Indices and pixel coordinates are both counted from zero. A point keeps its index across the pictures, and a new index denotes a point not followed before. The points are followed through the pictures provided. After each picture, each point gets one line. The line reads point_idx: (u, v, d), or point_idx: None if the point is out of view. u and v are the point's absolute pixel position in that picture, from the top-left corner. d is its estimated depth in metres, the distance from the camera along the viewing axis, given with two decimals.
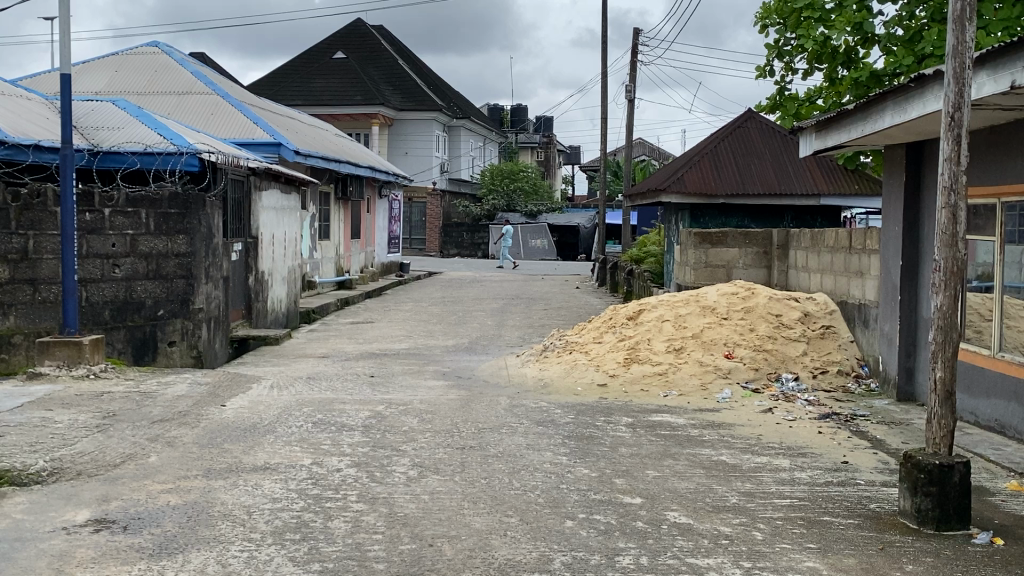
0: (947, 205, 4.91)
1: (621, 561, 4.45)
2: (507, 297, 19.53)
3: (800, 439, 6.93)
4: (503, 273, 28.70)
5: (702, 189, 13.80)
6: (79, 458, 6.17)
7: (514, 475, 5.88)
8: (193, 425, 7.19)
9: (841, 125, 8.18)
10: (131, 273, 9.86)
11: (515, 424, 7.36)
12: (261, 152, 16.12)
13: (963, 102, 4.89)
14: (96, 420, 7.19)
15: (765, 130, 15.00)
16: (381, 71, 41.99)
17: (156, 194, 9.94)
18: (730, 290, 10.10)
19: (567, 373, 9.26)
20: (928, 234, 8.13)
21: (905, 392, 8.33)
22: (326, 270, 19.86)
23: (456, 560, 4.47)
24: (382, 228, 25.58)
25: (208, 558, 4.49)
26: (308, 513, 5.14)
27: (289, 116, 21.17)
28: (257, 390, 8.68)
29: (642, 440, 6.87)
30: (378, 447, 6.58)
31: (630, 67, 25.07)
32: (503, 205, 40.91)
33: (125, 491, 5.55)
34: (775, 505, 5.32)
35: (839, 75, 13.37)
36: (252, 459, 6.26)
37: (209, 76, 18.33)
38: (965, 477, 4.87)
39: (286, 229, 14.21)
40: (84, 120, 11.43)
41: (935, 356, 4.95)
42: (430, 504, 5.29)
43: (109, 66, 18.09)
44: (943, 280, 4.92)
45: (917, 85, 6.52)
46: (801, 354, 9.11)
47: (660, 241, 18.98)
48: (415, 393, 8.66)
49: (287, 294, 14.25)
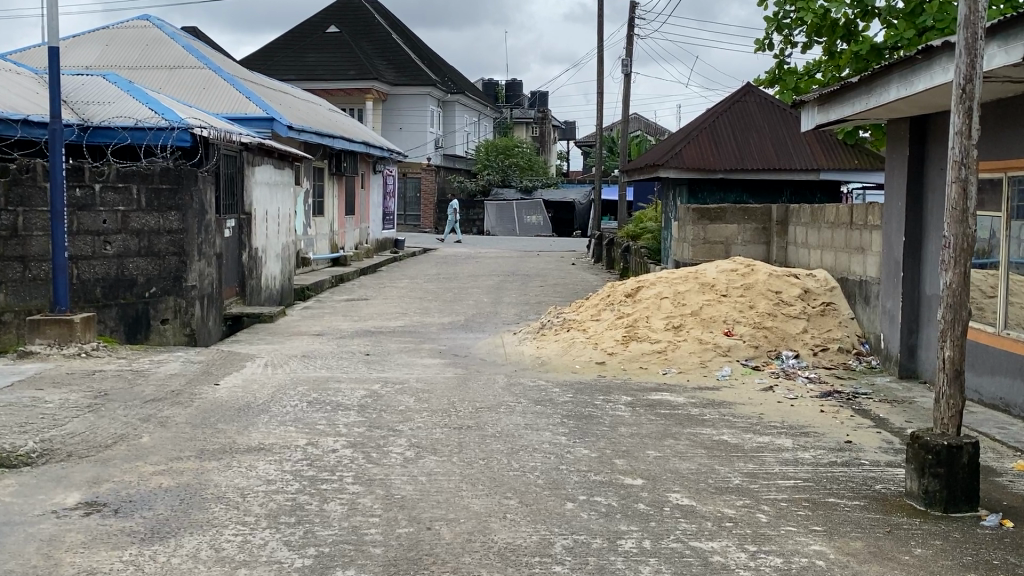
0: (958, 179, 4.80)
1: (623, 545, 4.35)
2: (503, 273, 19.39)
3: (803, 418, 6.84)
4: (499, 249, 28.54)
5: (700, 164, 13.65)
6: (69, 439, 6.05)
7: (514, 456, 5.77)
8: (186, 405, 7.08)
9: (845, 99, 8.04)
10: (123, 249, 9.74)
11: (513, 403, 7.25)
12: (253, 127, 15.85)
13: (975, 74, 4.76)
14: (87, 400, 7.07)
15: (765, 104, 14.80)
16: (375, 46, 41.70)
17: (148, 168, 9.79)
18: (729, 267, 9.97)
19: (564, 351, 9.15)
20: (931, 209, 8.02)
21: (907, 369, 8.24)
22: (321, 247, 19.71)
23: (454, 544, 4.36)
24: (377, 204, 25.50)
25: (202, 542, 4.39)
26: (303, 496, 5.03)
27: (283, 92, 20.95)
28: (250, 369, 8.58)
29: (642, 419, 6.77)
30: (374, 427, 6.47)
31: (626, 41, 24.89)
32: (498, 180, 40.70)
33: (116, 473, 5.43)
34: (779, 486, 5.23)
35: (838, 48, 13.30)
36: (246, 440, 6.14)
37: (201, 49, 18.11)
38: (974, 458, 4.77)
39: (279, 205, 14.03)
40: (74, 94, 11.22)
41: (944, 335, 4.84)
42: (428, 485, 5.19)
43: (100, 39, 17.87)
44: (953, 257, 4.81)
45: (924, 57, 6.36)
46: (801, 331, 9.01)
47: (657, 218, 18.73)
48: (411, 371, 8.56)
49: (281, 271, 14.10)
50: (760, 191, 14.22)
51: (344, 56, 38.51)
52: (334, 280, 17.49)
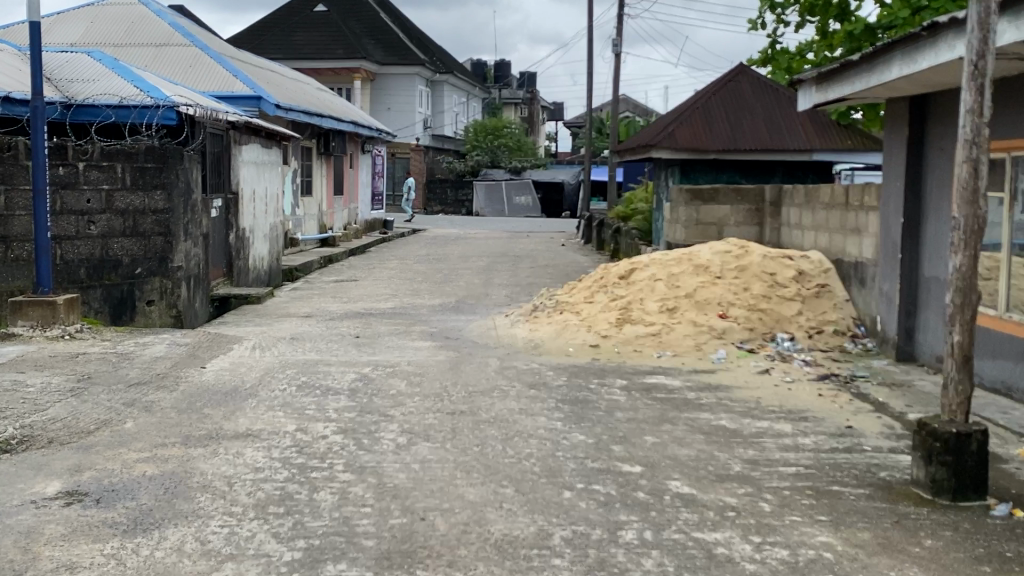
0: (968, 158, 4.65)
1: (624, 536, 4.21)
2: (494, 254, 19.20)
3: (802, 402, 6.71)
4: (489, 229, 28.31)
5: (694, 145, 13.48)
6: (51, 425, 5.89)
7: (508, 442, 5.63)
8: (172, 389, 6.91)
9: (845, 77, 7.87)
10: (107, 230, 9.55)
11: (506, 387, 7.11)
12: (240, 105, 15.57)
13: (987, 50, 4.61)
14: (70, 383, 6.90)
15: (757, 84, 14.58)
16: (363, 24, 41.38)
17: (132, 147, 9.57)
18: (724, 248, 9.80)
19: (558, 333, 9.02)
20: (931, 189, 7.88)
21: (904, 352, 8.11)
22: (309, 228, 19.46)
23: (449, 535, 4.22)
24: (366, 183, 25.27)
25: (186, 534, 4.23)
26: (292, 485, 4.88)
27: (272, 70, 20.66)
28: (238, 351, 8.40)
29: (639, 404, 6.63)
30: (365, 412, 6.31)
31: (617, 20, 24.67)
32: (487, 161, 40.38)
33: (99, 460, 5.27)
34: (781, 473, 5.09)
35: (832, 28, 13.13)
36: (233, 426, 5.98)
37: (187, 26, 17.81)
38: (983, 446, 4.66)
39: (266, 185, 13.78)
40: (59, 71, 10.95)
41: (952, 320, 4.71)
42: (421, 474, 5.04)
43: (84, 17, 17.55)
44: (963, 240, 4.68)
45: (930, 34, 6.17)
46: (797, 313, 8.86)
47: (647, 199, 18.52)
48: (402, 353, 8.42)
49: (268, 251, 13.89)
50: (753, 172, 14.05)
51: (332, 34, 38.17)
52: (324, 262, 17.31)
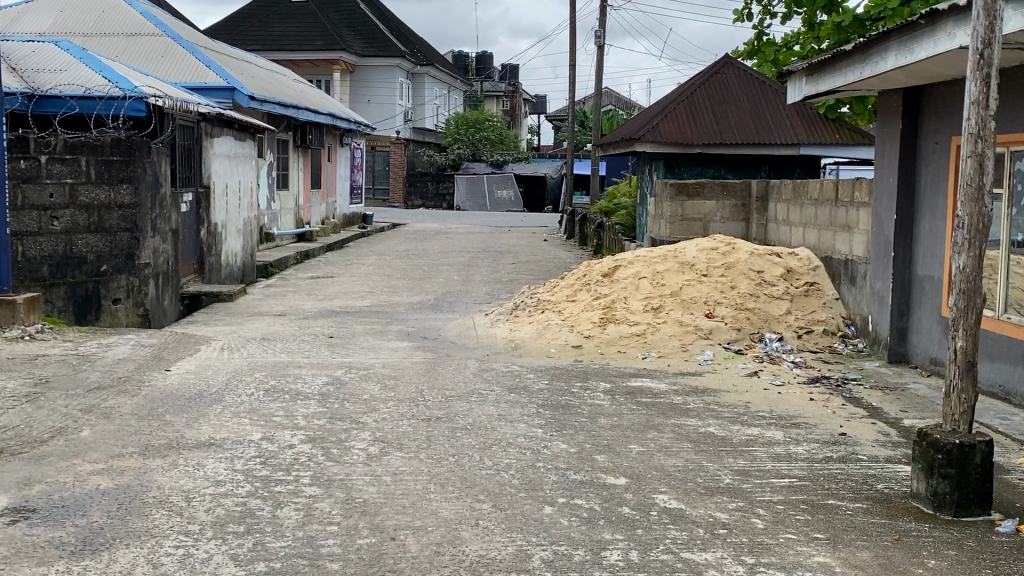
0: (973, 153, 4.39)
1: (609, 557, 3.92)
2: (473, 250, 18.87)
3: (792, 406, 6.46)
4: (470, 224, 27.97)
5: (678, 138, 13.19)
6: (2, 434, 5.55)
7: (485, 452, 5.34)
8: (133, 393, 6.57)
9: (836, 67, 7.60)
10: (71, 225, 9.19)
11: (485, 391, 6.81)
12: (214, 97, 15.33)
13: (993, 38, 4.34)
14: (26, 388, 6.55)
15: (742, 77, 14.35)
16: (342, 15, 40.98)
17: (98, 139, 9.19)
18: (710, 245, 9.51)
19: (538, 334, 8.73)
20: (925, 185, 7.63)
21: (896, 354, 7.87)
22: (285, 222, 19.20)
23: (421, 558, 3.92)
24: (344, 177, 24.91)
25: (137, 556, 3.92)
26: (254, 500, 4.57)
27: (246, 61, 20.21)
28: (205, 352, 8.08)
29: (623, 409, 6.35)
30: (336, 419, 6.00)
31: (599, 12, 24.41)
32: (468, 154, 40.01)
33: (50, 473, 4.94)
34: (774, 486, 4.82)
35: (819, 19, 12.96)
36: (196, 434, 5.66)
37: (159, 15, 17.34)
38: (987, 458, 4.41)
39: (240, 178, 13.39)
40: (23, 61, 10.40)
41: (954, 325, 4.45)
42: (392, 488, 4.74)
43: (53, 5, 17.00)
44: (967, 239, 4.42)
45: (927, 22, 5.91)
46: (785, 312, 8.60)
47: (630, 193, 18.35)
48: (377, 355, 8.10)
49: (242, 247, 13.55)
50: (737, 166, 13.82)
51: (311, 26, 37.73)
52: (300, 257, 16.99)
